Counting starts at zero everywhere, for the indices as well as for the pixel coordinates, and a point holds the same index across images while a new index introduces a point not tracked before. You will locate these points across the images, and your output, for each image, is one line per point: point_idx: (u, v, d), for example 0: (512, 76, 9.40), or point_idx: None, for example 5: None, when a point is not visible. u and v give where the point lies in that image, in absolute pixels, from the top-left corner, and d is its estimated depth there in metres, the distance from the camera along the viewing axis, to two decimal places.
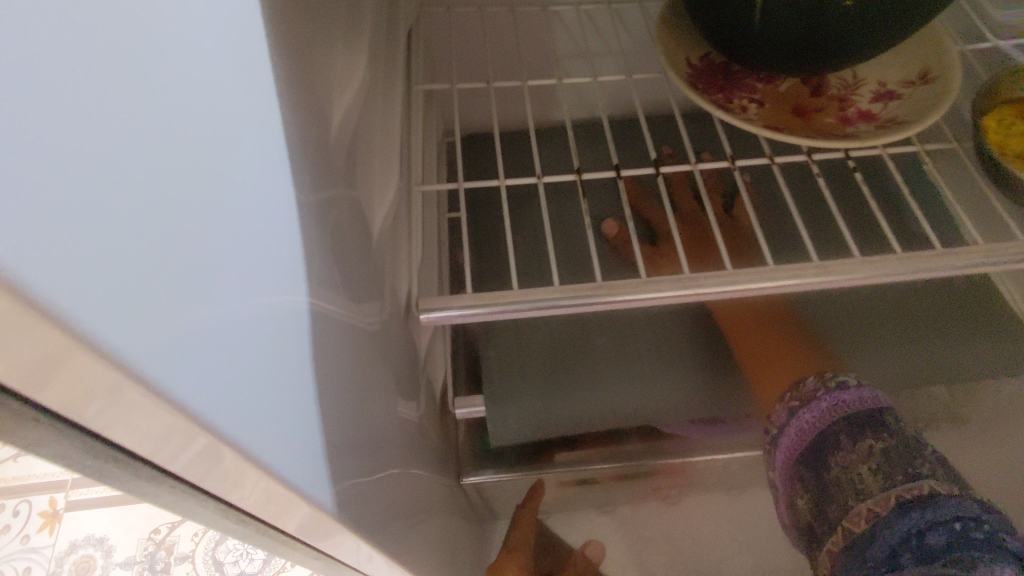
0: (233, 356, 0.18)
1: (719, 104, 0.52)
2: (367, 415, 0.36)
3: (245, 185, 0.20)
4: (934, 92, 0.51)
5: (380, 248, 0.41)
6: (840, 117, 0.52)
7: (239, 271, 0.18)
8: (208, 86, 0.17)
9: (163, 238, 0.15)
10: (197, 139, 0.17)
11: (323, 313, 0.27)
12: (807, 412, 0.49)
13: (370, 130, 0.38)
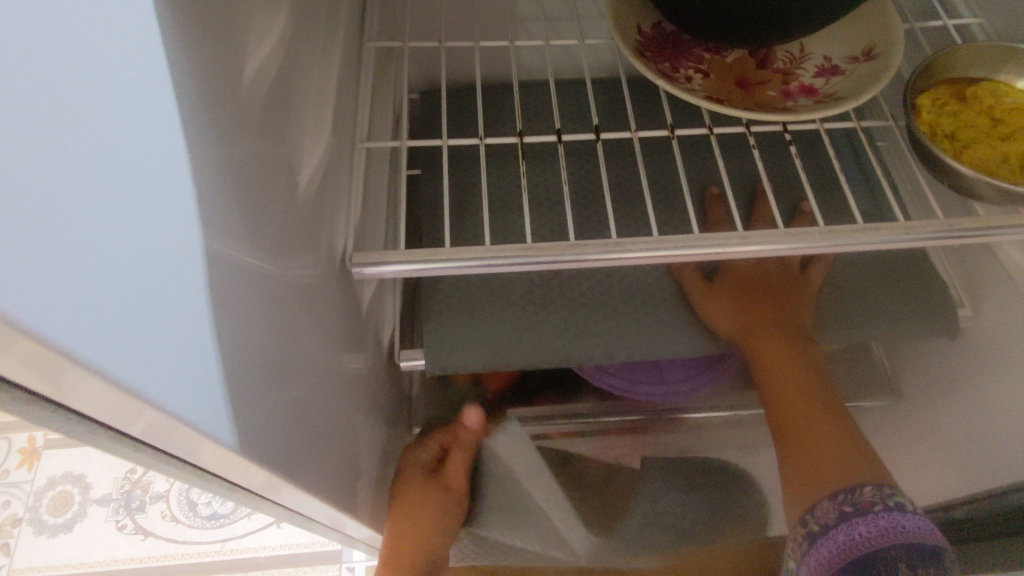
0: (112, 295, 0.20)
1: (665, 73, 0.53)
2: (289, 360, 0.38)
3: (128, 135, 0.21)
4: (874, 69, 0.52)
5: (312, 203, 0.42)
6: (783, 90, 0.53)
7: (122, 216, 0.20)
8: (84, 44, 0.19)
9: (33, 188, 0.17)
10: (74, 97, 0.18)
11: (228, 261, 0.29)
12: (861, 523, 0.49)
13: (299, 84, 0.39)
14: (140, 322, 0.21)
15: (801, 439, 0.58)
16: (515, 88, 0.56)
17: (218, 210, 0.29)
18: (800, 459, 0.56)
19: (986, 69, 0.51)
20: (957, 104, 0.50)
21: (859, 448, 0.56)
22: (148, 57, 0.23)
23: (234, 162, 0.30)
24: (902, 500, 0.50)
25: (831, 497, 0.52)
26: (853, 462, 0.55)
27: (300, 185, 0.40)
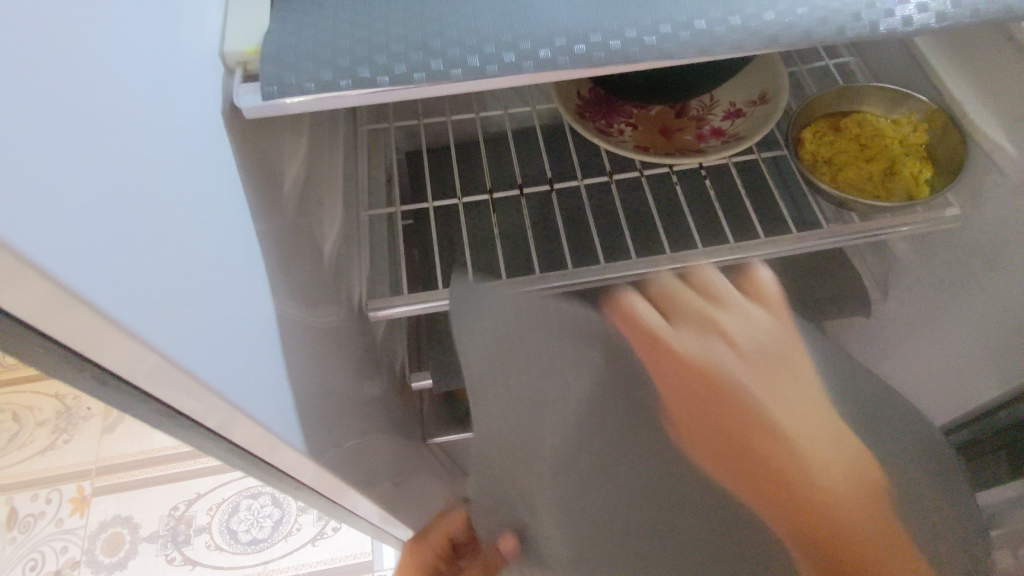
0: (227, 351, 0.32)
1: (601, 130, 0.66)
2: (328, 386, 0.50)
3: (227, 251, 0.34)
4: (767, 111, 0.64)
5: (332, 264, 0.55)
6: (696, 134, 0.66)
7: (226, 302, 0.33)
8: (200, 201, 0.32)
9: (198, 297, 0.30)
10: (202, 240, 0.31)
11: (282, 319, 0.41)
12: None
13: (318, 177, 0.51)
14: (242, 365, 0.34)
15: (750, 439, 0.50)
16: (483, 150, 0.69)
17: (277, 284, 0.41)
18: (739, 468, 0.51)
19: (849, 103, 0.65)
20: (831, 135, 0.64)
21: (828, 426, 0.51)
22: (227, 194, 0.35)
23: (282, 248, 0.43)
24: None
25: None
26: (823, 445, 0.51)
27: (324, 252, 0.52)
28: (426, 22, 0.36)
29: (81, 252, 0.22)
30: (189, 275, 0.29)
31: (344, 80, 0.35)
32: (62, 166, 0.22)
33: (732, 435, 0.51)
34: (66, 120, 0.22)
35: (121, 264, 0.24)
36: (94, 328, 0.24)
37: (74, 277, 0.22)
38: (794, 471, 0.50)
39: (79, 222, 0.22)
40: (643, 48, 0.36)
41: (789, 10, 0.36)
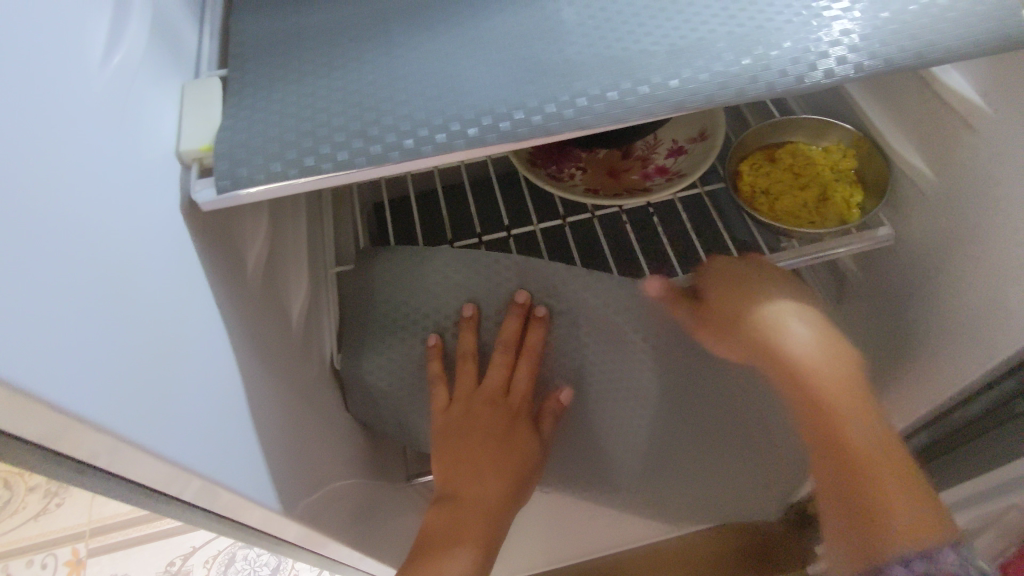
0: (197, 428, 0.35)
1: (552, 176, 0.69)
2: (304, 442, 0.53)
3: (189, 335, 0.37)
4: (706, 147, 0.68)
5: (301, 325, 0.58)
6: (642, 173, 0.70)
7: (190, 384, 0.36)
8: (159, 294, 0.35)
9: (162, 385, 0.33)
10: (163, 332, 0.34)
11: (251, 388, 0.44)
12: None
13: (282, 245, 0.55)
14: (211, 440, 0.37)
15: (841, 415, 0.53)
16: (442, 201, 0.72)
17: (243, 355, 0.44)
18: (823, 436, 0.54)
19: (782, 134, 0.69)
20: (767, 167, 0.67)
21: (873, 420, 0.53)
22: (189, 281, 0.39)
23: (248, 319, 0.46)
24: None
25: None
26: (887, 477, 0.51)
27: (292, 316, 0.55)
28: (365, 112, 0.40)
29: (51, 368, 0.25)
30: (153, 367, 0.32)
31: (291, 170, 0.39)
32: (29, 295, 0.25)
33: (830, 406, 0.53)
34: (32, 254, 0.26)
35: (81, 365, 0.27)
36: (69, 431, 0.27)
37: (49, 392, 0.25)
38: (846, 442, 0.52)
39: (50, 343, 0.25)
40: (562, 122, 0.39)
41: (691, 77, 0.40)
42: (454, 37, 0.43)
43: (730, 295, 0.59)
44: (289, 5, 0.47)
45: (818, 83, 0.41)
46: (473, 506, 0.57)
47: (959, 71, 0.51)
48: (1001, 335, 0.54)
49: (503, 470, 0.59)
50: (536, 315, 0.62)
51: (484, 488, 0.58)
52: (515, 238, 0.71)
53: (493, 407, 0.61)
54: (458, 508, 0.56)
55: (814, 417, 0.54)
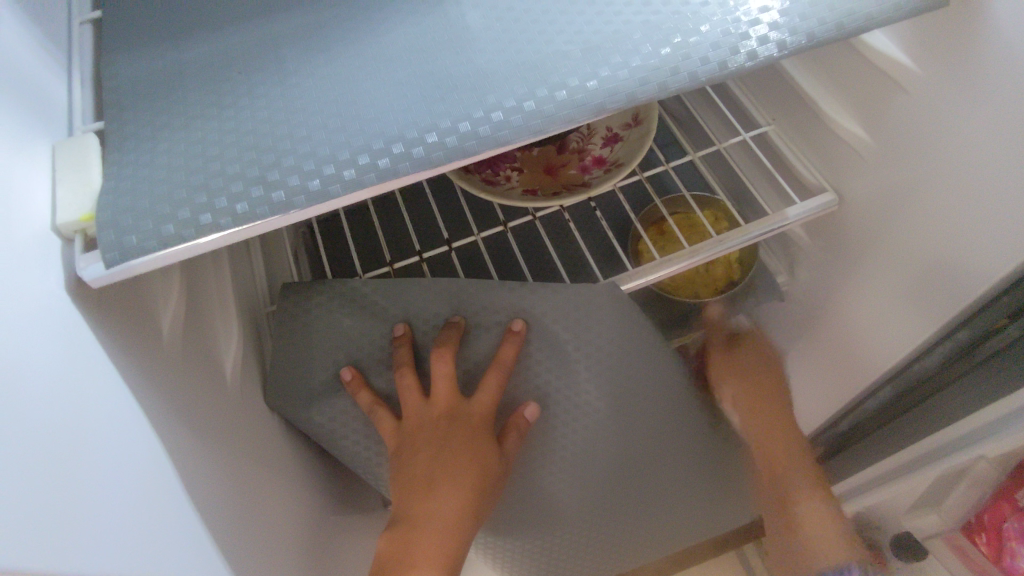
0: (115, 535, 0.32)
1: (488, 181, 0.66)
2: (257, 502, 0.50)
3: (95, 430, 0.34)
4: (642, 135, 0.65)
5: (240, 377, 0.54)
6: (580, 166, 0.67)
7: (99, 486, 0.32)
8: (49, 394, 0.31)
9: (58, 500, 0.29)
10: (57, 438, 0.31)
11: (186, 463, 0.41)
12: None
13: (203, 297, 0.51)
14: (131, 541, 0.33)
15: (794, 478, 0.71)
16: (376, 221, 0.69)
17: (172, 431, 0.41)
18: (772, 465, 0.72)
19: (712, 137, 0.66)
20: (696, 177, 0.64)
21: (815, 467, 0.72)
22: (90, 368, 0.35)
23: (174, 390, 0.43)
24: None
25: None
26: (817, 509, 0.71)
27: (227, 372, 0.52)
28: (262, 154, 0.36)
29: None
30: (46, 482, 0.29)
31: (186, 230, 0.35)
32: None
33: (758, 412, 0.72)
34: None
35: None
36: None
37: None
38: (793, 487, 0.71)
39: None
40: (479, 140, 0.36)
41: (610, 76, 0.37)
42: (352, 56, 0.40)
43: (759, 358, 0.76)
44: (167, 38, 0.43)
45: (742, 66, 0.38)
46: (427, 523, 0.51)
47: (883, 34, 0.50)
48: (953, 291, 0.54)
49: (463, 481, 0.54)
50: (513, 329, 0.60)
51: (441, 506, 0.52)
52: (457, 249, 0.68)
53: (447, 422, 0.56)
54: (411, 530, 0.51)
55: (768, 433, 0.72)
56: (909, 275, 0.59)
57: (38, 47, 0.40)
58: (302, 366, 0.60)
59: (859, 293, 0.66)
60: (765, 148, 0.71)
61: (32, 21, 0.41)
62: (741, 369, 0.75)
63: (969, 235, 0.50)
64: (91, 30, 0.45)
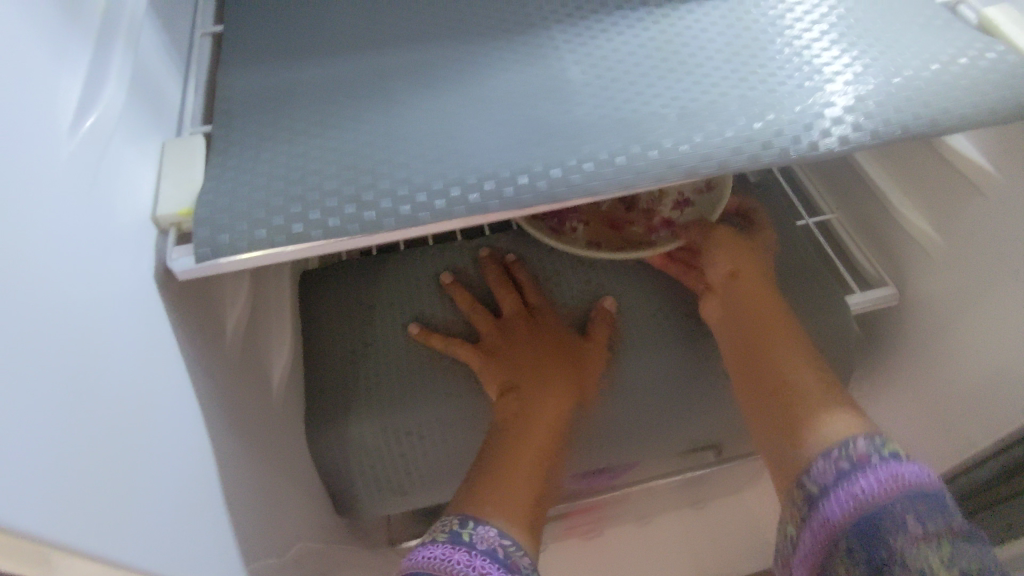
0: (160, 528, 0.31)
1: (553, 229, 0.67)
2: (280, 518, 0.49)
3: (156, 416, 0.34)
4: (715, 201, 0.65)
5: (284, 390, 0.54)
6: (647, 227, 0.66)
7: (153, 473, 0.32)
8: (123, 376, 0.32)
9: (119, 481, 0.29)
10: (124, 421, 0.31)
11: (227, 464, 0.41)
12: (859, 478, 0.43)
13: (263, 304, 0.52)
14: (175, 534, 0.33)
15: (775, 351, 0.56)
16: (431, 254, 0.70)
17: (219, 427, 0.41)
18: (755, 369, 0.56)
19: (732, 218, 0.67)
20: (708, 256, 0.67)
21: (820, 374, 0.54)
22: (161, 357, 0.35)
23: (227, 388, 0.43)
24: (897, 449, 0.45)
25: (824, 455, 0.47)
26: (833, 413, 0.50)
27: (272, 382, 0.52)
28: (359, 174, 0.38)
29: None
30: (109, 457, 0.29)
31: (277, 237, 0.36)
32: None
33: (758, 334, 0.57)
34: None
35: (22, 473, 0.24)
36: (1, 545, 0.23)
37: None
38: (791, 389, 0.53)
39: None
40: (569, 187, 0.37)
41: (704, 142, 0.38)
42: (456, 94, 0.41)
43: (725, 260, 0.62)
44: (281, 58, 0.45)
45: (833, 149, 0.39)
46: (547, 405, 0.56)
47: (965, 137, 0.51)
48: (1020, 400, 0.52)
49: (560, 377, 0.58)
50: (508, 260, 0.66)
51: (519, 409, 0.55)
52: None
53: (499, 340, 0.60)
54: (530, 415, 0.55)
55: (734, 329, 0.59)
56: (970, 380, 0.57)
57: (163, 51, 0.43)
58: (355, 345, 0.62)
59: (913, 391, 0.64)
60: (826, 235, 0.72)
61: (162, 28, 0.43)
62: (774, 298, 0.60)
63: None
64: (210, 43, 0.48)
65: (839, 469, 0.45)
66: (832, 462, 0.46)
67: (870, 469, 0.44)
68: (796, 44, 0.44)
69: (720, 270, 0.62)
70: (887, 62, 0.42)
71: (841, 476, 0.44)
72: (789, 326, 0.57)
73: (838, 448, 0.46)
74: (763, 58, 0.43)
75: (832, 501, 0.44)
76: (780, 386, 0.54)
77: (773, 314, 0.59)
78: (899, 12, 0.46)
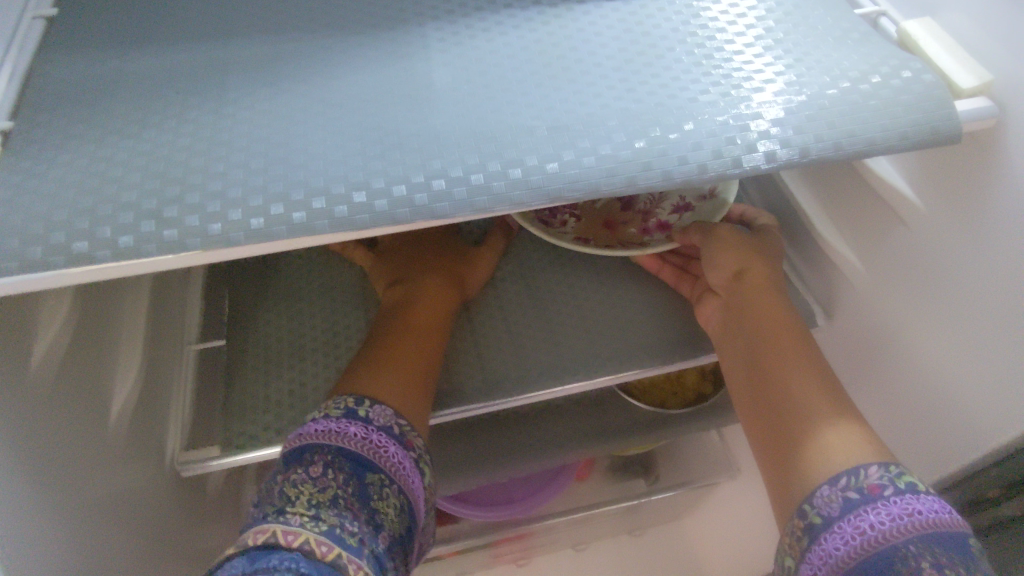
0: None
1: (543, 219, 0.64)
2: (111, 568, 0.43)
3: None
4: (715, 207, 0.63)
5: (133, 419, 0.49)
6: (642, 228, 0.64)
7: None
8: None
9: None
10: None
11: (26, 515, 0.35)
12: (868, 512, 0.39)
13: (105, 321, 0.46)
14: None
15: (782, 363, 0.49)
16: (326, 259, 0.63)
17: (17, 470, 0.35)
18: (756, 381, 0.50)
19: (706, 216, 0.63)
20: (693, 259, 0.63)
21: (828, 387, 0.47)
22: None
23: (32, 425, 0.37)
24: (915, 481, 0.40)
25: (830, 481, 0.42)
26: (840, 433, 0.44)
27: (112, 411, 0.46)
28: (167, 184, 0.32)
29: None
30: None
31: (54, 257, 0.30)
32: None
33: (767, 339, 0.51)
34: None
35: None
36: None
37: None
38: (800, 411, 0.47)
39: None
40: (413, 208, 0.32)
41: (574, 161, 0.33)
42: (300, 96, 0.36)
43: (730, 254, 0.56)
44: (114, 48, 0.39)
45: (724, 172, 0.34)
46: (423, 315, 0.55)
47: (886, 159, 0.46)
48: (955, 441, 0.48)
49: (438, 291, 0.57)
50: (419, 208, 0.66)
51: (412, 301, 0.56)
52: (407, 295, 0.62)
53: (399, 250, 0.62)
54: (416, 303, 0.56)
55: (740, 337, 0.53)
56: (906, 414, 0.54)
57: None
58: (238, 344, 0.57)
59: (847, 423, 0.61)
60: None
61: None
62: (784, 303, 0.54)
63: (979, 394, 0.45)
64: (42, 27, 0.40)
65: (845, 500, 0.40)
66: (839, 491, 0.41)
67: (882, 504, 0.39)
68: (697, 53, 0.39)
69: (722, 271, 0.56)
70: (791, 77, 0.37)
71: (850, 508, 0.40)
72: (797, 334, 0.51)
73: (846, 477, 0.41)
74: (656, 67, 0.38)
75: (835, 535, 0.40)
76: (784, 402, 0.48)
77: (782, 320, 0.52)
78: (815, 23, 0.41)
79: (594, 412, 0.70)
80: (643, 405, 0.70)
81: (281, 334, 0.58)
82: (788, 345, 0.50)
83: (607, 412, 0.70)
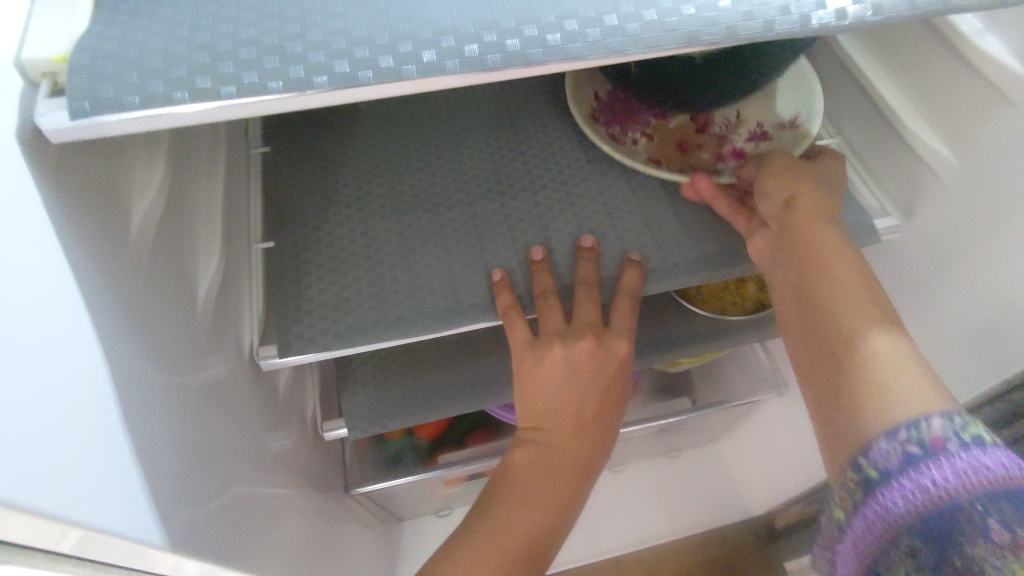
0: (52, 451, 0.25)
1: (615, 136, 0.64)
2: (210, 449, 0.42)
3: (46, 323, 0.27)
4: (796, 136, 0.61)
5: (211, 311, 0.48)
6: (715, 154, 0.63)
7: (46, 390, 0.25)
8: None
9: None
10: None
11: (137, 384, 0.33)
12: (931, 468, 0.33)
13: (185, 205, 0.44)
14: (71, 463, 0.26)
15: (832, 296, 0.45)
16: (387, 162, 0.61)
17: (126, 340, 0.33)
18: (801, 323, 0.46)
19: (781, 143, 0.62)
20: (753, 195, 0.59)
21: (887, 323, 0.42)
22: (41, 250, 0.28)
23: (134, 298, 0.35)
24: (983, 432, 0.34)
25: (887, 434, 0.36)
26: (898, 377, 0.39)
27: (196, 297, 0.45)
28: (285, 23, 0.30)
29: None
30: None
31: (179, 91, 0.28)
32: None
33: (817, 274, 0.46)
34: None
35: None
36: None
37: None
38: (851, 348, 0.42)
39: None
40: (545, 50, 0.30)
41: (711, 4, 0.32)
42: None
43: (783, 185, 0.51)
44: None
45: (865, 19, 0.32)
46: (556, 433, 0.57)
47: (994, 35, 0.45)
48: None
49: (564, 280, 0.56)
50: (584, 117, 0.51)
51: (546, 401, 0.56)
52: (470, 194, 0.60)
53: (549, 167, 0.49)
54: (549, 397, 0.56)
55: (788, 271, 0.48)
56: (985, 309, 0.53)
57: None
58: (305, 242, 0.56)
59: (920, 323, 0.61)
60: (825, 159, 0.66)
61: None
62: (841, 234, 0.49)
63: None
64: None
65: (904, 453, 0.35)
66: (897, 444, 0.35)
67: (947, 459, 0.33)
68: None
69: (772, 200, 0.52)
70: None
71: (910, 462, 0.34)
72: (855, 270, 0.46)
73: (905, 428, 0.36)
74: None
75: (892, 493, 0.34)
76: (833, 344, 0.43)
77: (836, 255, 0.47)
78: None
79: (652, 319, 0.70)
80: (701, 312, 0.70)
81: (333, 249, 0.56)
82: (840, 281, 0.45)
83: (666, 320, 0.70)
